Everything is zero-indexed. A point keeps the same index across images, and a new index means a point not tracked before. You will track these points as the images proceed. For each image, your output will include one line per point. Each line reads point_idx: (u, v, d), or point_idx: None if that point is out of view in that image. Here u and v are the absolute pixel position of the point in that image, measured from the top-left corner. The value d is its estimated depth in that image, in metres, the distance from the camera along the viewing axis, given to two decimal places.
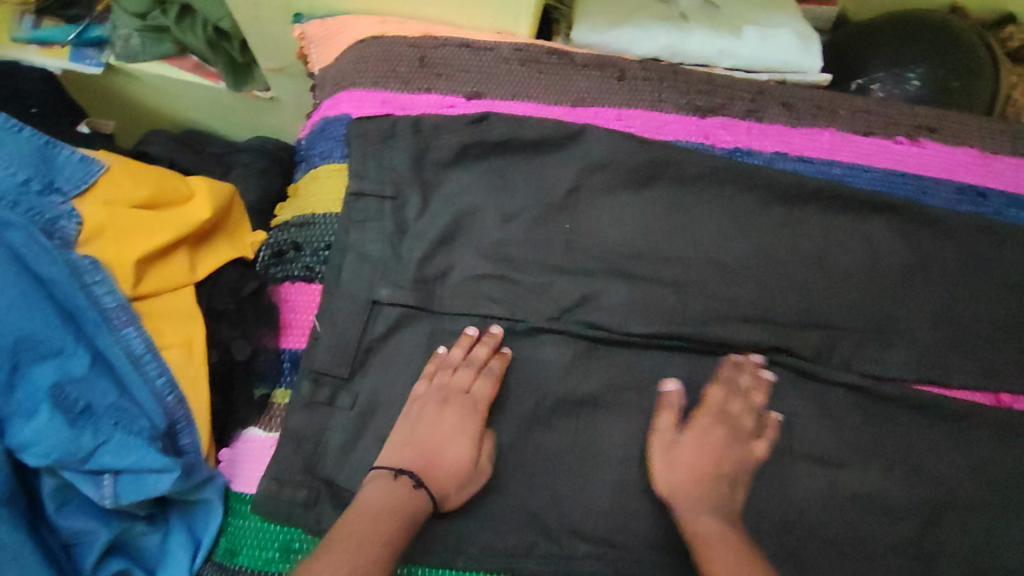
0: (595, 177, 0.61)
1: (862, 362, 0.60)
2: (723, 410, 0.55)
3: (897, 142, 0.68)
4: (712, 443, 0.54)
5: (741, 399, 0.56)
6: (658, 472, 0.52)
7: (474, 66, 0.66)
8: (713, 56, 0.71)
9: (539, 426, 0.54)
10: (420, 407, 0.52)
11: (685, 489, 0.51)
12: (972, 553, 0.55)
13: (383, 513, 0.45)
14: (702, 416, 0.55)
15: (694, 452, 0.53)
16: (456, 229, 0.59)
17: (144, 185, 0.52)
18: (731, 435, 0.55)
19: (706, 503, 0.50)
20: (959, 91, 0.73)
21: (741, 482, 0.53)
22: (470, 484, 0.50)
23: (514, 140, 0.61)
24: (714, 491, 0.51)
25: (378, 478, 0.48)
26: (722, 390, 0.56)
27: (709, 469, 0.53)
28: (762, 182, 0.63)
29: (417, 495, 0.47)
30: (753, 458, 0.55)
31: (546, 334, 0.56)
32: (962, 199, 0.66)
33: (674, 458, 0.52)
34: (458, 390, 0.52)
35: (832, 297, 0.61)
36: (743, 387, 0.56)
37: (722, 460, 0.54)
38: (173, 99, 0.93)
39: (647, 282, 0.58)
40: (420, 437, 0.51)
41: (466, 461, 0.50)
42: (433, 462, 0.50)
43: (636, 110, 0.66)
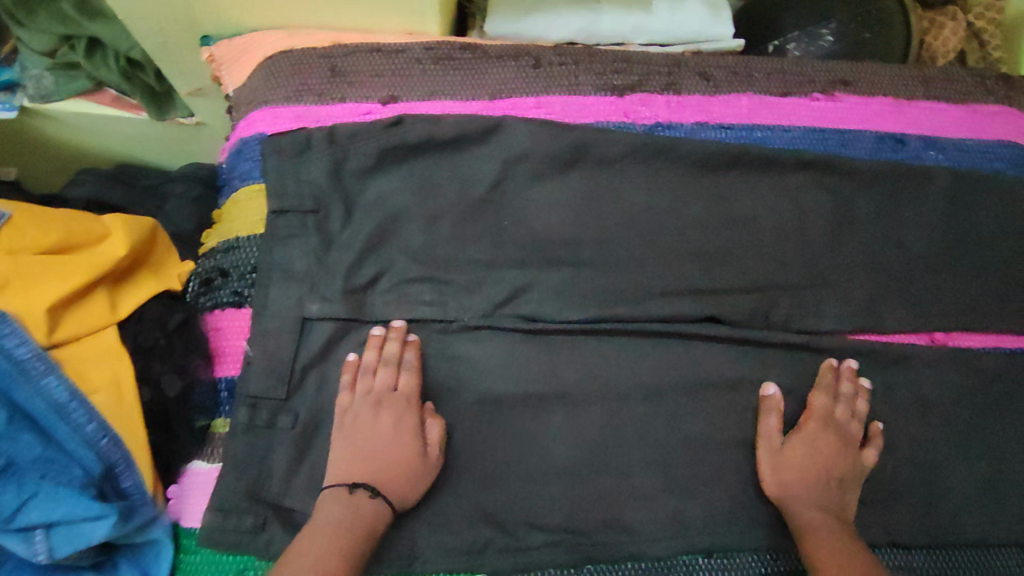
0: (518, 170, 0.62)
1: (799, 320, 0.61)
2: (830, 415, 0.57)
3: (815, 99, 0.68)
4: (826, 448, 0.55)
5: (846, 404, 0.57)
6: (767, 475, 0.54)
7: (385, 70, 0.65)
8: (627, 34, 0.71)
9: (485, 422, 0.55)
10: (354, 416, 0.51)
11: (799, 489, 0.53)
12: (917, 489, 0.57)
13: (340, 532, 0.45)
14: (809, 419, 0.56)
15: (804, 452, 0.55)
16: (383, 235, 0.58)
17: (50, 230, 0.51)
18: (842, 439, 0.55)
19: (816, 501, 0.52)
20: (870, 43, 0.75)
21: (854, 489, 0.54)
22: (424, 477, 0.50)
23: (432, 141, 0.60)
24: (826, 494, 0.53)
25: (330, 498, 0.48)
26: (824, 396, 0.57)
27: (819, 469, 0.54)
28: (688, 153, 0.64)
29: (375, 505, 0.48)
30: (862, 468, 0.55)
31: (483, 331, 0.57)
32: (883, 147, 0.68)
33: (783, 461, 0.54)
34: (384, 391, 0.52)
35: (764, 260, 0.62)
36: (847, 394, 0.58)
37: (834, 465, 0.54)
38: (95, 135, 0.90)
39: (575, 267, 0.60)
40: (362, 445, 0.50)
41: (414, 458, 0.50)
42: (383, 466, 0.49)
43: (555, 96, 0.66)
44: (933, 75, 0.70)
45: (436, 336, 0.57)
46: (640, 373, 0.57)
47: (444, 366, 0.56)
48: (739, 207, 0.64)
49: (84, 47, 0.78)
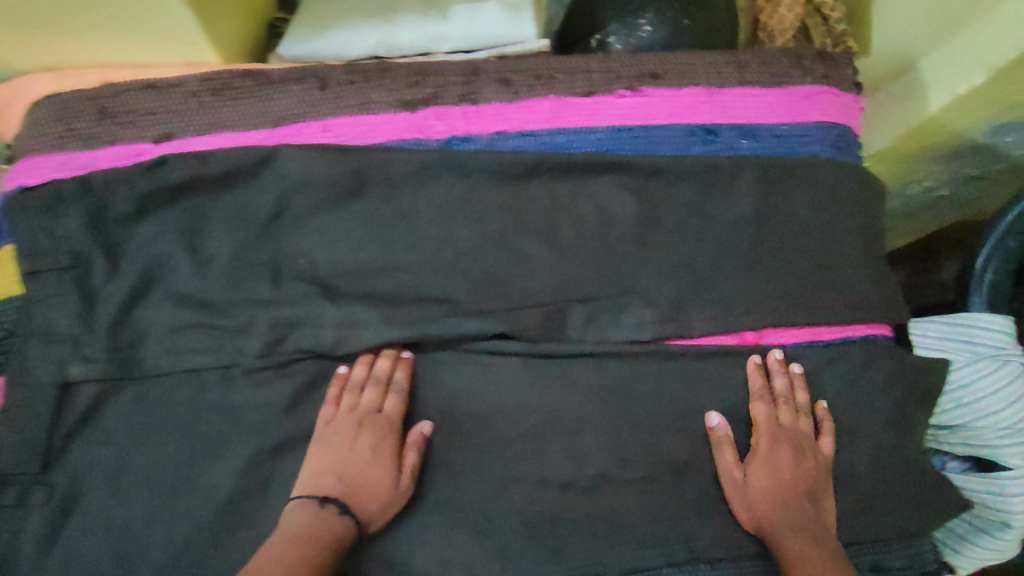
0: (298, 200, 0.58)
1: (594, 332, 0.60)
2: (775, 424, 0.60)
3: (621, 96, 0.65)
4: (784, 464, 0.58)
5: (790, 408, 0.60)
6: (742, 511, 0.58)
7: (160, 108, 0.60)
8: (428, 43, 0.67)
9: (264, 475, 0.55)
10: (335, 432, 0.54)
11: (773, 517, 0.57)
12: (699, 500, 0.58)
13: (310, 541, 0.48)
14: (760, 438, 0.59)
15: (766, 474, 0.58)
16: (150, 286, 0.56)
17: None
18: (795, 447, 0.59)
19: (795, 526, 0.56)
20: (692, 28, 0.72)
21: (822, 489, 0.59)
22: (394, 504, 0.54)
23: (197, 180, 0.57)
24: (799, 513, 0.57)
25: (301, 508, 0.51)
26: (767, 407, 0.60)
27: (784, 489, 0.57)
28: (481, 167, 0.61)
29: (341, 521, 0.51)
30: (825, 465, 0.60)
31: (263, 375, 0.56)
32: (693, 141, 0.65)
33: (751, 492, 0.57)
34: (369, 412, 0.55)
35: (560, 275, 0.60)
36: (780, 392, 0.60)
37: (796, 479, 0.58)
38: None
39: (358, 300, 0.57)
40: (341, 461, 0.54)
41: (390, 482, 0.53)
42: (365, 488, 0.53)
43: (343, 117, 0.62)
44: (750, 60, 0.67)
45: (212, 387, 0.55)
46: (432, 402, 0.58)
47: (220, 420, 0.55)
48: (536, 221, 0.61)
49: None
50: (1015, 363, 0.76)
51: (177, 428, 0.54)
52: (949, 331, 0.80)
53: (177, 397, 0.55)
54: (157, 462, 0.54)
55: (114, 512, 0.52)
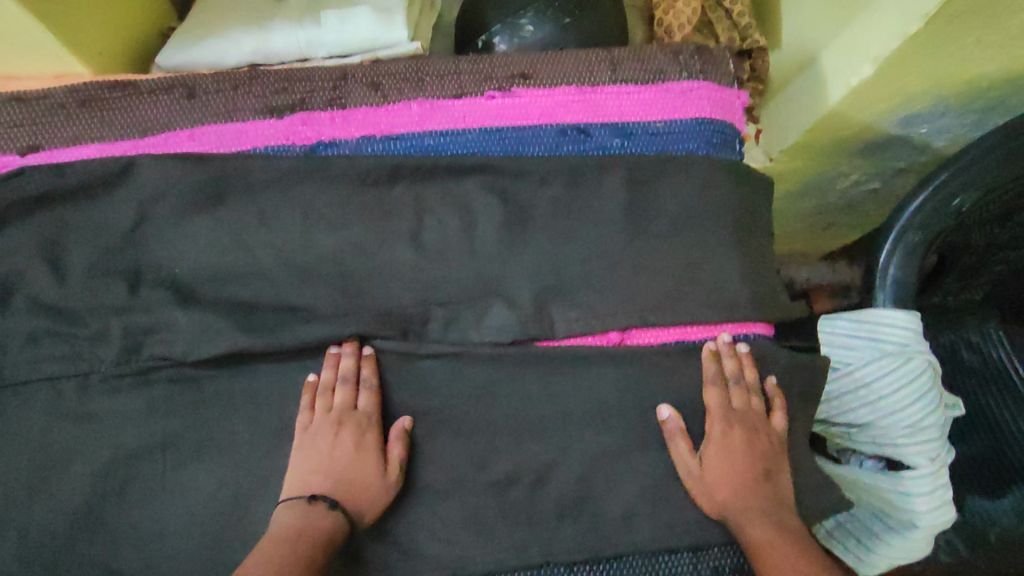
0: (158, 209, 0.59)
1: (456, 333, 0.59)
2: (726, 407, 0.59)
3: (490, 97, 0.64)
4: (740, 446, 0.58)
5: (740, 390, 0.59)
6: (703, 498, 0.57)
7: (25, 120, 0.62)
8: (302, 49, 0.68)
9: (121, 479, 0.55)
10: (314, 435, 0.54)
11: (733, 502, 0.56)
12: (565, 500, 0.57)
13: (300, 539, 0.49)
14: (712, 423, 0.58)
15: (720, 459, 0.57)
16: (11, 294, 0.57)
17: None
18: (747, 428, 0.58)
19: (758, 508, 0.55)
20: (575, 26, 0.71)
21: (779, 466, 0.58)
22: (383, 496, 0.54)
23: (55, 190, 0.57)
24: (759, 496, 0.56)
25: (292, 508, 0.51)
26: (718, 391, 0.59)
27: (741, 473, 0.57)
28: (341, 170, 0.60)
29: (331, 516, 0.51)
30: (779, 440, 0.60)
31: (123, 381, 0.56)
32: (564, 140, 0.64)
33: (706, 478, 0.57)
34: (345, 411, 0.55)
35: (422, 278, 0.59)
36: (730, 374, 0.59)
37: (753, 460, 0.57)
38: None
39: (215, 308, 0.57)
40: (325, 459, 0.54)
41: (376, 475, 0.54)
42: (352, 482, 0.53)
43: (210, 126, 0.63)
44: (622, 57, 0.66)
45: (72, 393, 0.56)
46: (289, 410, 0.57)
47: (78, 427, 0.56)
48: (400, 223, 0.60)
49: None
50: (920, 361, 0.71)
51: (36, 435, 0.55)
52: (855, 330, 0.76)
53: (38, 403, 0.56)
54: (19, 466, 0.55)
55: None
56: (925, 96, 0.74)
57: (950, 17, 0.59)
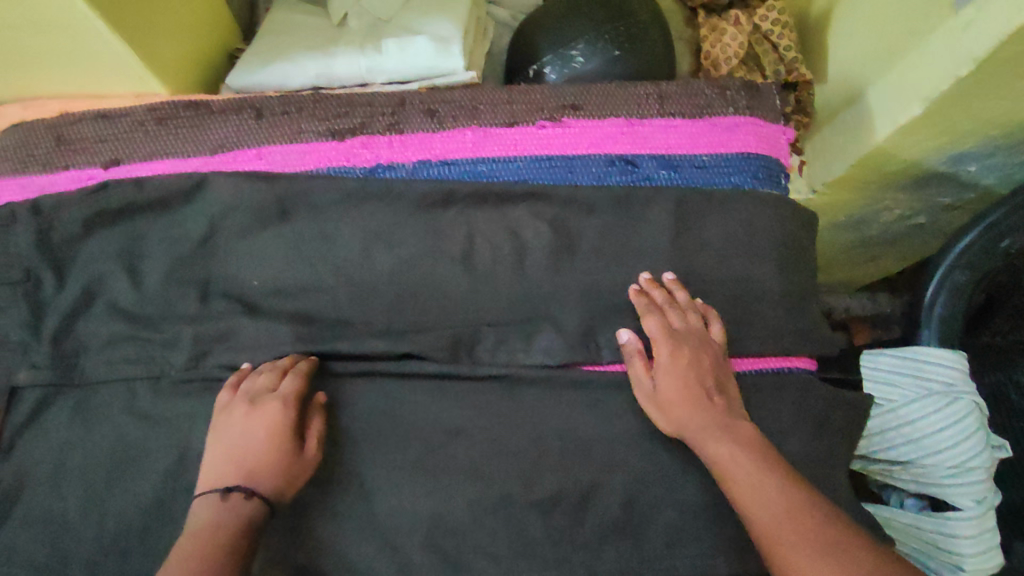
0: (228, 224, 0.62)
1: (505, 354, 0.60)
2: (668, 330, 0.58)
3: (541, 127, 0.67)
4: (689, 362, 0.57)
5: (677, 312, 0.59)
6: (660, 418, 0.56)
7: (109, 135, 0.67)
8: (363, 74, 0.71)
9: (182, 482, 0.56)
10: (229, 416, 0.54)
11: (689, 419, 0.55)
12: (616, 524, 0.56)
13: (212, 533, 0.47)
14: (659, 348, 0.58)
15: (673, 380, 0.56)
16: (91, 298, 0.61)
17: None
18: (692, 345, 0.57)
19: (715, 427, 0.54)
20: (624, 59, 0.73)
21: (726, 376, 0.58)
22: (301, 474, 0.52)
23: (136, 203, 0.62)
24: (714, 411, 0.55)
25: (206, 503, 0.49)
26: (657, 319, 0.59)
27: (693, 390, 0.55)
28: (398, 195, 0.64)
29: (248, 505, 0.49)
30: (721, 352, 0.59)
31: (191, 385, 0.58)
32: (612, 170, 0.66)
33: (662, 398, 0.56)
34: (262, 391, 0.54)
35: (471, 298, 0.61)
36: (662, 304, 0.60)
37: (703, 375, 0.56)
38: None
39: (278, 317, 0.60)
40: (238, 443, 0.52)
41: (291, 455, 0.52)
42: (265, 466, 0.51)
43: (275, 145, 0.67)
44: (669, 91, 0.68)
45: (142, 394, 0.58)
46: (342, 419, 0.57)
47: (146, 427, 0.57)
48: (452, 245, 0.62)
49: None
50: (966, 402, 0.69)
51: (108, 433, 0.57)
52: (900, 364, 0.74)
53: (114, 402, 0.58)
54: (90, 462, 0.56)
55: (48, 507, 0.55)
56: (973, 135, 0.73)
57: (1000, 61, 0.60)
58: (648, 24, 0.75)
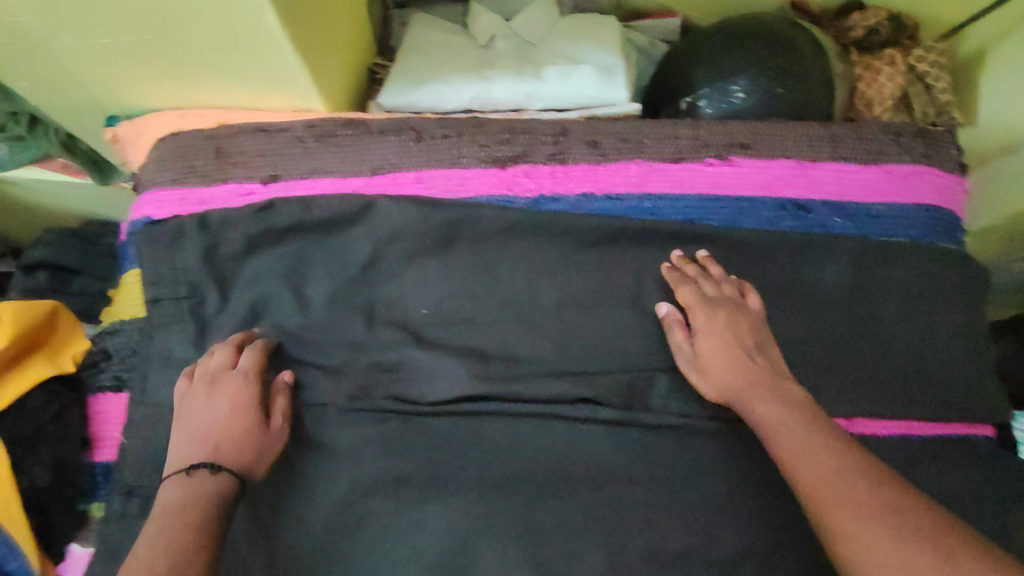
0: (393, 250, 0.62)
1: (678, 403, 0.58)
2: (701, 296, 0.58)
3: (709, 165, 0.65)
4: (724, 324, 0.56)
5: (711, 282, 0.59)
6: (705, 385, 0.56)
7: (268, 150, 0.66)
8: (521, 100, 0.70)
9: (355, 516, 0.55)
10: (189, 400, 0.54)
11: (732, 382, 0.54)
12: None
13: (185, 507, 0.47)
14: (695, 314, 0.58)
15: (713, 342, 0.56)
16: (256, 318, 0.60)
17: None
18: (728, 310, 0.57)
19: (763, 390, 0.52)
20: (786, 97, 0.71)
21: (766, 341, 0.57)
22: (269, 449, 0.53)
23: (302, 224, 0.61)
24: (757, 370, 0.54)
25: (171, 483, 0.49)
26: (689, 288, 0.59)
27: (733, 351, 0.55)
28: (567, 229, 0.62)
29: (216, 479, 0.49)
30: (759, 319, 0.58)
31: (359, 415, 0.58)
32: (783, 215, 0.64)
33: (702, 362, 0.56)
34: (220, 369, 0.55)
35: (642, 342, 0.60)
36: (694, 278, 0.60)
37: (742, 334, 0.56)
38: (45, 198, 1.01)
39: (448, 350, 0.59)
40: (201, 424, 0.52)
41: (259, 428, 0.53)
42: (232, 439, 0.52)
43: (437, 169, 0.65)
44: (842, 134, 0.66)
45: (311, 422, 0.58)
46: (511, 461, 0.56)
47: (316, 456, 0.57)
48: (621, 285, 0.61)
49: (27, 122, 0.84)
50: None
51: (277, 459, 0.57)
52: None
53: None
54: (260, 489, 0.56)
55: None
56: None
57: None
58: (812, 59, 0.71)
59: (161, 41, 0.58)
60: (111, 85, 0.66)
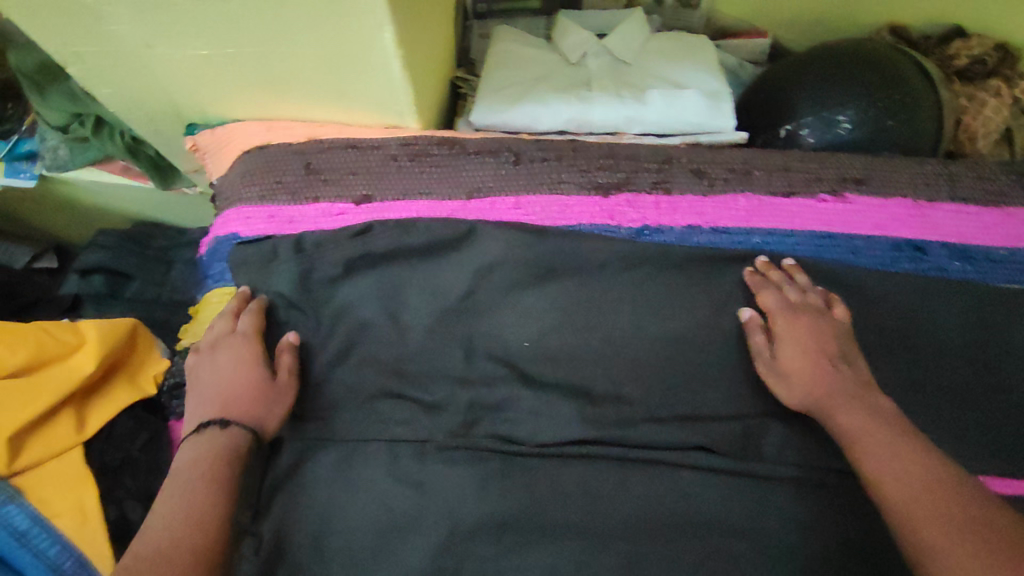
0: (492, 279, 0.59)
1: (791, 453, 0.56)
2: (785, 302, 0.57)
3: (821, 201, 0.63)
4: (806, 330, 0.55)
5: (795, 289, 0.58)
6: (786, 392, 0.54)
7: (360, 167, 0.63)
8: (621, 124, 0.66)
9: (454, 561, 0.52)
10: (198, 368, 0.57)
11: (818, 389, 0.52)
12: None
13: (206, 466, 0.49)
14: (776, 319, 0.56)
15: (797, 348, 0.54)
16: (352, 347, 0.59)
17: (18, 349, 0.54)
18: (812, 317, 0.56)
19: (854, 400, 0.51)
20: (894, 130, 0.68)
21: (851, 351, 0.55)
22: (278, 403, 0.55)
23: (401, 249, 0.59)
24: (840, 379, 0.52)
25: (185, 444, 0.52)
26: (773, 293, 0.57)
27: (817, 358, 0.54)
28: (675, 263, 0.60)
29: (228, 434, 0.51)
30: (845, 330, 0.56)
31: (459, 452, 0.56)
32: (898, 256, 0.62)
33: (784, 367, 0.54)
34: (224, 334, 0.57)
35: (753, 387, 0.57)
36: (779, 284, 0.58)
37: (827, 343, 0.54)
38: (105, 198, 1.00)
39: (554, 391, 0.57)
40: (211, 386, 0.55)
41: (265, 382, 0.55)
42: (243, 394, 0.54)
43: (535, 195, 0.63)
44: (959, 172, 0.65)
45: (408, 459, 0.56)
46: (618, 508, 0.54)
47: (415, 496, 0.55)
48: (733, 325, 0.58)
49: (92, 124, 0.81)
50: None
51: (373, 497, 0.55)
52: None
53: (376, 465, 0.56)
54: (355, 529, 0.54)
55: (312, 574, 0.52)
56: None
57: None
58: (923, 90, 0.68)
59: (261, 56, 0.55)
60: (198, 97, 0.63)
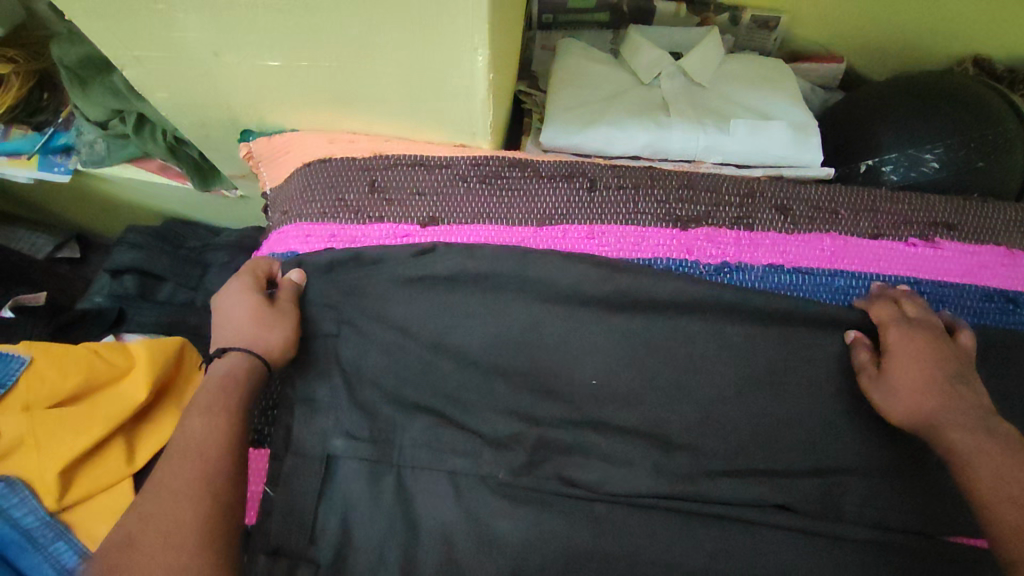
0: (560, 314, 0.56)
1: (873, 512, 0.53)
2: (901, 316, 0.54)
3: (910, 245, 0.60)
4: (922, 344, 0.52)
5: (914, 304, 0.55)
6: (895, 408, 0.51)
7: (426, 188, 0.60)
8: (699, 152, 0.64)
9: None
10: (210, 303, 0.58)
11: (928, 407, 0.50)
12: None
13: (216, 405, 0.50)
14: (889, 332, 0.54)
15: (910, 361, 0.52)
16: (412, 373, 0.56)
17: (71, 377, 0.61)
18: (930, 332, 0.53)
19: (970, 420, 0.48)
20: (983, 173, 0.65)
21: (972, 375, 0.51)
22: (277, 330, 0.54)
23: (468, 272, 0.56)
24: (958, 399, 0.49)
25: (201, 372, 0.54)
26: (888, 305, 0.55)
27: (934, 375, 0.51)
28: (758, 304, 0.56)
29: (230, 360, 0.53)
30: (968, 356, 0.53)
31: (521, 493, 0.53)
32: (990, 307, 0.58)
33: (892, 383, 0.52)
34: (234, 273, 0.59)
35: (834, 441, 0.54)
36: (897, 299, 0.56)
37: (945, 360, 0.51)
38: (138, 195, 0.98)
39: (624, 436, 0.54)
40: (220, 320, 0.56)
41: (266, 309, 0.55)
42: (247, 327, 0.54)
43: (610, 226, 0.59)
44: None
45: (469, 495, 0.53)
46: (689, 565, 0.51)
47: (475, 538, 0.52)
48: (817, 374, 0.55)
49: (134, 122, 0.77)
50: None
51: (430, 534, 0.52)
52: None
53: (436, 498, 0.53)
54: (412, 567, 0.50)
55: None
56: None
57: None
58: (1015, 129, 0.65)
59: (338, 70, 0.52)
60: (256, 105, 0.60)
